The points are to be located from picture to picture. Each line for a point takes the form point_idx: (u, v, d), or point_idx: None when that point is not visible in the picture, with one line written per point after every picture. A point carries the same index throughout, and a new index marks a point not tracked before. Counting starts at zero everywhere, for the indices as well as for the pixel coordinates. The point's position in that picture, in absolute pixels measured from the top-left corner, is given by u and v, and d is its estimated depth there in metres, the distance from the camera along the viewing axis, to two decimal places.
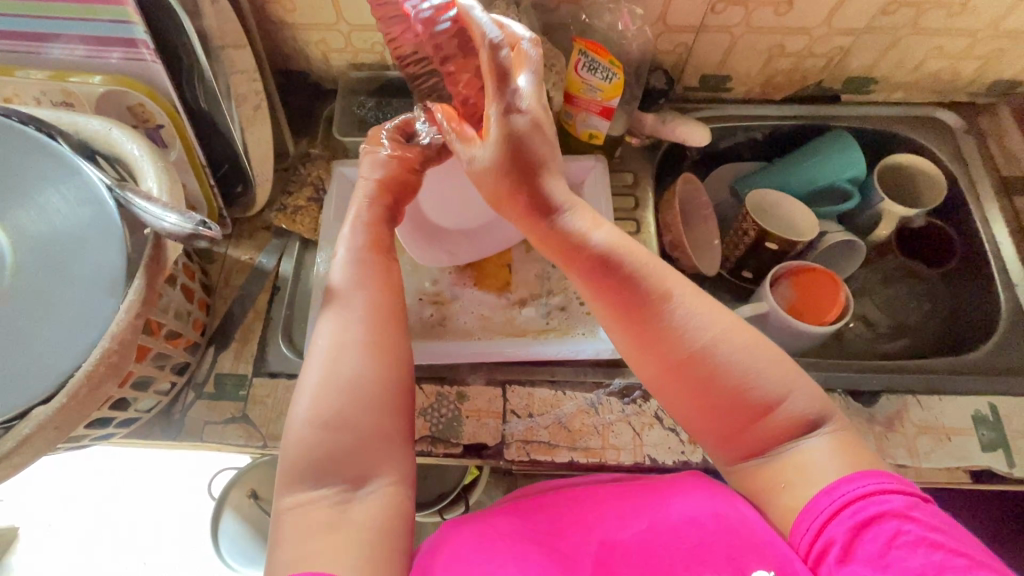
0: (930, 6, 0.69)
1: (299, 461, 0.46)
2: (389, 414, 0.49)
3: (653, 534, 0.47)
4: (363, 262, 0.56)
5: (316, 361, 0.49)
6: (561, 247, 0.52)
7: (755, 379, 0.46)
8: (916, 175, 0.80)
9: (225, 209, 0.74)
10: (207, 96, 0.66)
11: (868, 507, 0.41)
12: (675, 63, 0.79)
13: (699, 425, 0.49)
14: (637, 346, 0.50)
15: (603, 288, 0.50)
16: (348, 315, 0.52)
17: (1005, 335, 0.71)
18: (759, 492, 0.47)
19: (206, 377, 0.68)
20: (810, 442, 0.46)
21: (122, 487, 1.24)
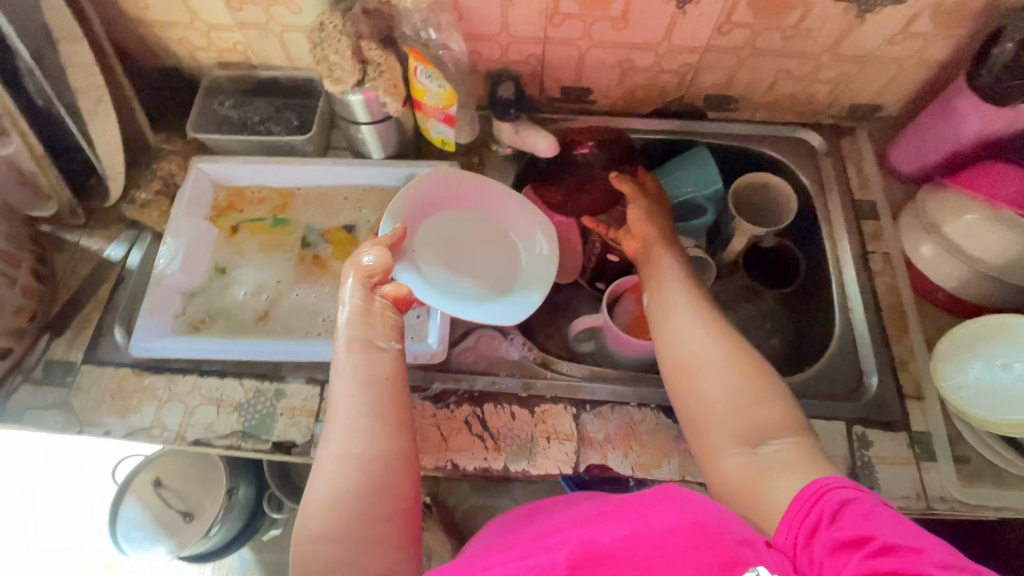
0: (763, 27, 0.69)
1: (313, 567, 0.48)
2: (388, 514, 0.50)
3: (639, 540, 0.43)
4: (363, 371, 0.57)
5: (320, 471, 0.52)
6: (664, 259, 0.68)
7: (730, 367, 0.55)
8: (771, 193, 0.80)
9: (77, 199, 0.76)
10: (41, 90, 0.68)
11: (845, 490, 0.44)
12: (531, 74, 0.79)
13: (689, 416, 0.56)
14: (675, 375, 0.57)
15: (695, 296, 0.62)
16: (360, 423, 0.54)
17: (831, 358, 0.71)
18: (750, 486, 0.49)
19: (36, 362, 0.70)
20: (781, 444, 0.50)
21: (32, 465, 1.27)
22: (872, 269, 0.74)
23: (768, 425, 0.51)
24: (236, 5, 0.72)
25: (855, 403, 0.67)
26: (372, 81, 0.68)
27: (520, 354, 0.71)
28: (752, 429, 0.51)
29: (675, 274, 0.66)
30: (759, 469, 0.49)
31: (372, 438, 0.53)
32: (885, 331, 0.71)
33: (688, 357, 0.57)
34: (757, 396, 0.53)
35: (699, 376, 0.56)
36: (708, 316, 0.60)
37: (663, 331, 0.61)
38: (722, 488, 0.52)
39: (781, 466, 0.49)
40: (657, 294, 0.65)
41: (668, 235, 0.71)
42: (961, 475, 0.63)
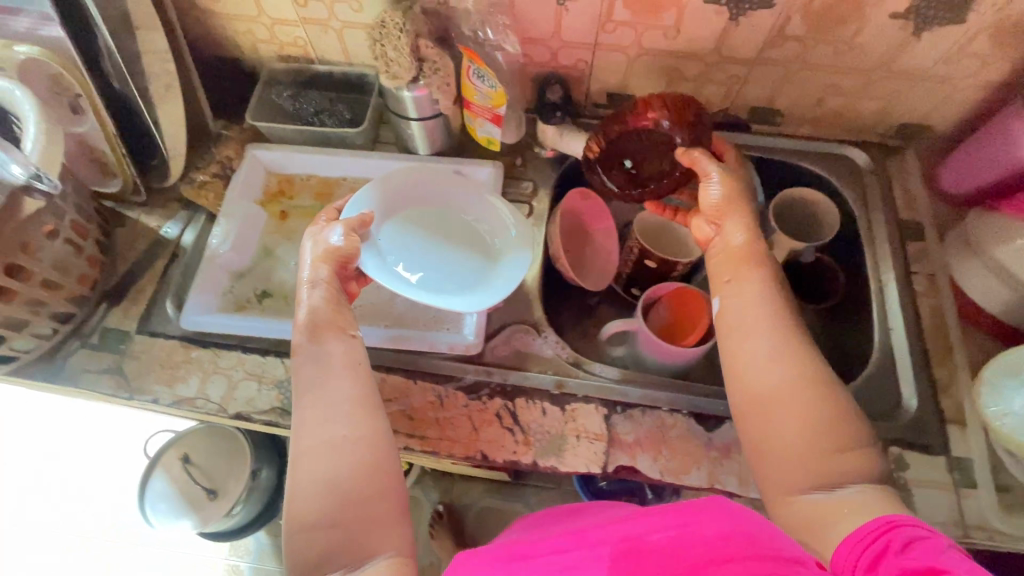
0: (816, 42, 0.69)
1: (303, 555, 0.49)
2: (375, 491, 0.51)
3: (682, 542, 0.41)
4: (320, 359, 0.59)
5: (299, 458, 0.53)
6: (738, 262, 0.62)
7: (814, 407, 0.51)
8: (813, 209, 0.80)
9: (140, 178, 0.80)
10: (117, 73, 0.71)
11: (917, 528, 0.42)
12: (578, 79, 0.81)
13: (760, 451, 0.52)
14: (749, 396, 0.54)
15: (771, 307, 0.57)
16: (339, 409, 0.55)
17: (870, 377, 0.70)
18: (805, 533, 0.48)
19: (93, 329, 0.73)
20: (852, 487, 0.48)
21: (67, 436, 1.31)
22: (916, 290, 0.73)
23: (843, 470, 0.49)
24: (302, 1, 0.76)
25: (892, 424, 0.66)
26: (427, 79, 0.71)
27: (553, 352, 0.72)
28: (823, 472, 0.49)
29: (760, 290, 0.59)
30: (824, 506, 0.48)
31: (355, 422, 0.54)
32: (925, 353, 0.70)
33: (769, 390, 0.53)
34: (838, 439, 0.50)
35: (770, 407, 0.52)
36: (792, 343, 0.55)
37: (745, 355, 0.55)
38: (783, 523, 0.50)
39: (852, 507, 0.47)
40: (741, 309, 0.58)
41: (750, 249, 0.62)
42: (1001, 504, 0.61)
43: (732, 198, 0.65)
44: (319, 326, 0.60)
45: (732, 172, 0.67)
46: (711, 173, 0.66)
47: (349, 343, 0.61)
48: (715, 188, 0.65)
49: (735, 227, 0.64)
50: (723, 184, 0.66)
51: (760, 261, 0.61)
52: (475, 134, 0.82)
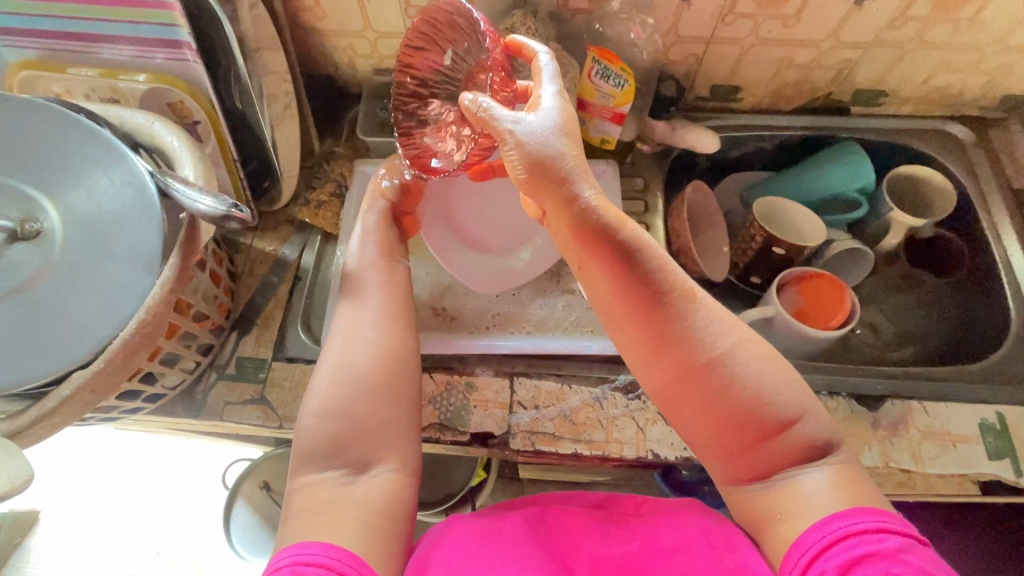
0: (937, 21, 0.71)
1: (310, 444, 0.50)
2: (397, 406, 0.53)
3: (647, 555, 0.53)
4: (369, 263, 0.61)
5: (327, 353, 0.54)
6: (581, 242, 0.51)
7: (771, 395, 0.48)
8: (927, 186, 0.81)
9: (253, 202, 0.78)
10: (240, 96, 0.70)
11: (858, 546, 0.43)
12: (686, 73, 0.81)
13: (699, 441, 0.51)
14: (651, 352, 0.50)
15: (621, 285, 0.50)
16: (370, 319, 0.56)
17: (1013, 345, 0.71)
18: (759, 515, 0.49)
19: (228, 359, 0.71)
20: (810, 472, 0.48)
21: (139, 474, 1.27)
22: None
23: (783, 456, 0.48)
24: (412, 13, 0.75)
25: None
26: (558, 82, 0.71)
27: None
28: (762, 459, 0.49)
29: (609, 283, 0.51)
30: (781, 491, 0.48)
31: (386, 327, 0.56)
32: None
33: (668, 387, 0.51)
34: (763, 427, 0.48)
35: (732, 376, 0.48)
36: (748, 335, 0.51)
37: (653, 352, 0.50)
38: (738, 509, 0.51)
39: (829, 488, 0.47)
40: (633, 306, 0.50)
41: (590, 225, 0.50)
42: None
43: (543, 166, 0.50)
44: (371, 241, 0.63)
45: (551, 113, 0.53)
46: (507, 120, 0.51)
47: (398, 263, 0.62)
48: (549, 154, 0.50)
49: (567, 210, 0.51)
50: (527, 159, 0.50)
51: (600, 226, 0.50)
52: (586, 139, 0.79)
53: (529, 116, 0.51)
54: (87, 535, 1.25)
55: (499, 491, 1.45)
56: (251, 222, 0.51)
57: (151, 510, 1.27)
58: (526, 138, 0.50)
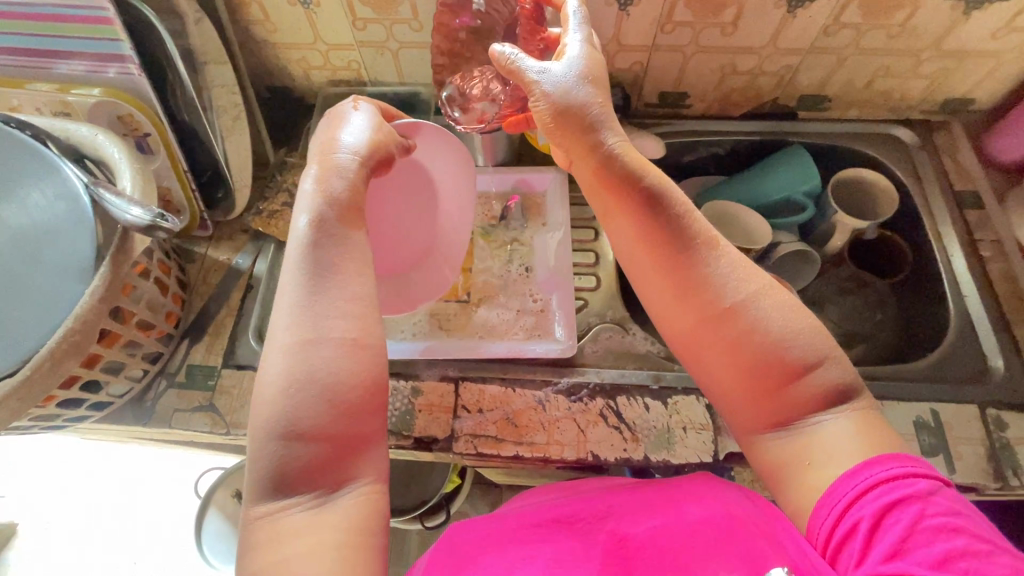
0: (870, 27, 0.72)
1: (268, 471, 0.45)
2: (360, 415, 0.47)
3: (664, 530, 0.50)
4: (336, 241, 0.52)
5: (273, 351, 0.48)
6: (605, 188, 0.53)
7: (795, 342, 0.46)
8: (872, 188, 0.82)
9: (206, 212, 0.79)
10: (189, 108, 0.71)
11: (891, 491, 0.42)
12: (632, 81, 0.83)
13: (722, 388, 0.49)
14: (673, 294, 0.50)
15: (646, 230, 0.51)
16: (323, 305, 0.49)
17: (951, 344, 0.72)
18: (778, 465, 0.47)
19: (178, 367, 0.72)
20: (827, 420, 0.46)
21: (112, 485, 1.27)
22: (983, 256, 0.76)
23: (803, 408, 0.46)
24: (360, 25, 0.77)
25: (983, 386, 0.68)
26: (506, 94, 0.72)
27: (645, 347, 0.74)
28: (780, 408, 0.47)
29: (629, 228, 0.52)
30: (796, 446, 0.46)
31: (351, 321, 0.49)
32: (1003, 315, 0.72)
33: (686, 330, 0.50)
34: (783, 374, 0.46)
35: (752, 325, 0.47)
36: (770, 285, 0.49)
37: (675, 294, 0.50)
38: (758, 462, 0.49)
39: (848, 437, 0.45)
40: (656, 248, 0.51)
41: (613, 170, 0.52)
42: None
43: (569, 115, 0.53)
44: (332, 215, 0.53)
45: (576, 60, 0.55)
46: (533, 71, 0.54)
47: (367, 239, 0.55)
48: (574, 98, 0.53)
49: (596, 155, 0.53)
50: (556, 102, 0.53)
51: (623, 173, 0.52)
52: (535, 143, 0.84)
53: (556, 66, 0.54)
54: (61, 547, 1.25)
55: (475, 496, 1.45)
56: (178, 231, 0.52)
57: (125, 519, 1.27)
58: (551, 89, 0.53)
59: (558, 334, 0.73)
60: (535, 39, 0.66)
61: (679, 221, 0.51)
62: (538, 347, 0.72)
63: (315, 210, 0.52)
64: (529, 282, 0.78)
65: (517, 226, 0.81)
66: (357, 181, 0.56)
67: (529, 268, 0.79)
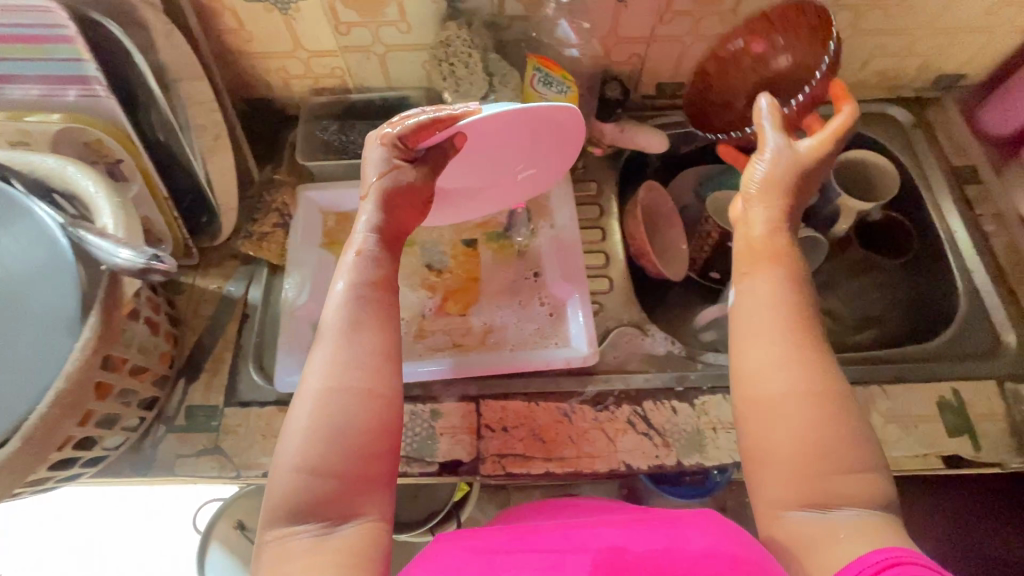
0: (868, 8, 0.71)
1: (281, 496, 0.42)
2: (383, 460, 0.44)
3: (668, 552, 0.41)
4: (365, 299, 0.50)
5: (303, 397, 0.45)
6: (751, 257, 0.53)
7: (806, 432, 0.45)
8: (873, 169, 0.82)
9: (191, 238, 0.74)
10: (164, 129, 0.65)
11: (922, 569, 0.36)
12: (630, 73, 0.80)
13: (752, 455, 0.47)
14: (797, 363, 0.47)
15: (779, 296, 0.50)
16: (354, 351, 0.47)
17: (964, 321, 0.73)
18: (797, 540, 0.43)
19: (177, 410, 0.67)
20: (847, 508, 0.43)
21: (102, 527, 1.20)
22: (986, 231, 0.77)
23: (846, 495, 0.43)
24: (344, 29, 0.72)
25: (999, 361, 0.69)
26: (498, 94, 0.68)
27: (666, 348, 0.71)
28: (819, 489, 0.43)
29: (768, 287, 0.51)
30: (820, 531, 0.42)
31: (370, 370, 0.46)
32: (1010, 288, 0.73)
33: (744, 397, 0.48)
34: (801, 461, 0.44)
35: (768, 407, 0.46)
36: (789, 372, 0.47)
37: (803, 357, 0.47)
38: (768, 537, 0.45)
39: (850, 524, 0.42)
40: (786, 316, 0.49)
41: (779, 242, 0.53)
42: None
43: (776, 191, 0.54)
44: (366, 269, 0.51)
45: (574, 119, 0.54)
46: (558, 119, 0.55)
47: (398, 298, 0.52)
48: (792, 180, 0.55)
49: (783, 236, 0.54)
50: (789, 189, 0.55)
51: (772, 244, 0.53)
52: None
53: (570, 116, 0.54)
54: None
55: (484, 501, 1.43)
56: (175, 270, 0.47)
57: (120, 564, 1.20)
58: (770, 168, 0.55)
59: (577, 339, 0.71)
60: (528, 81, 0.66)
61: (802, 295, 0.50)
62: (558, 358, 0.69)
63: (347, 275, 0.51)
64: (543, 289, 0.75)
65: (524, 231, 0.78)
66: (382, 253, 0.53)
67: (540, 273, 0.76)
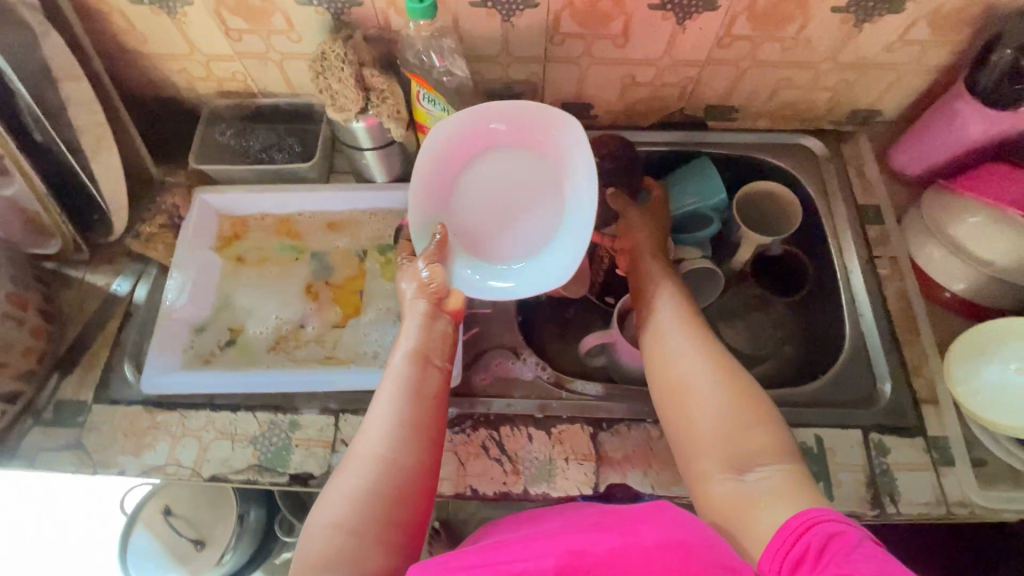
0: (763, 39, 0.70)
1: (316, 550, 0.47)
2: (402, 523, 0.49)
3: (623, 552, 0.41)
4: (409, 378, 0.57)
5: (348, 468, 0.52)
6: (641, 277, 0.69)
7: (723, 411, 0.54)
8: (778, 202, 0.80)
9: (81, 235, 0.75)
10: (43, 129, 0.67)
11: (833, 523, 0.43)
12: (532, 92, 0.79)
13: (681, 450, 0.56)
14: (686, 346, 0.59)
15: (682, 308, 0.64)
16: (398, 427, 0.54)
17: (844, 365, 0.71)
18: (726, 510, 0.50)
19: (46, 403, 0.69)
20: (768, 468, 0.50)
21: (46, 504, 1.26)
22: (881, 274, 0.75)
23: (755, 452, 0.51)
24: (236, 36, 0.71)
25: (870, 410, 0.67)
26: (375, 108, 0.68)
27: (534, 374, 0.71)
28: (737, 455, 0.51)
29: (665, 301, 0.65)
30: (744, 496, 0.49)
31: (407, 444, 0.53)
32: (895, 335, 0.71)
33: (671, 413, 0.57)
34: (733, 441, 0.52)
35: (693, 395, 0.56)
36: (715, 356, 0.58)
37: (695, 336, 0.60)
38: (709, 513, 0.51)
39: (768, 495, 0.48)
40: (684, 318, 0.62)
41: (660, 263, 0.70)
42: (978, 479, 0.63)
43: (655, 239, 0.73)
44: (417, 348, 0.59)
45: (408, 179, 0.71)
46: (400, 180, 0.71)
47: (440, 378, 0.59)
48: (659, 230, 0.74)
49: (666, 270, 0.69)
50: (657, 235, 0.74)
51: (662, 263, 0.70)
52: None
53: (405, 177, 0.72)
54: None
55: None
56: None
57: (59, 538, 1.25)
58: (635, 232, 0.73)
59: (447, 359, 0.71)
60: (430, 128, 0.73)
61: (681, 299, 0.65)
62: None
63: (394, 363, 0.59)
64: None
65: None
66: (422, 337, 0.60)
67: None
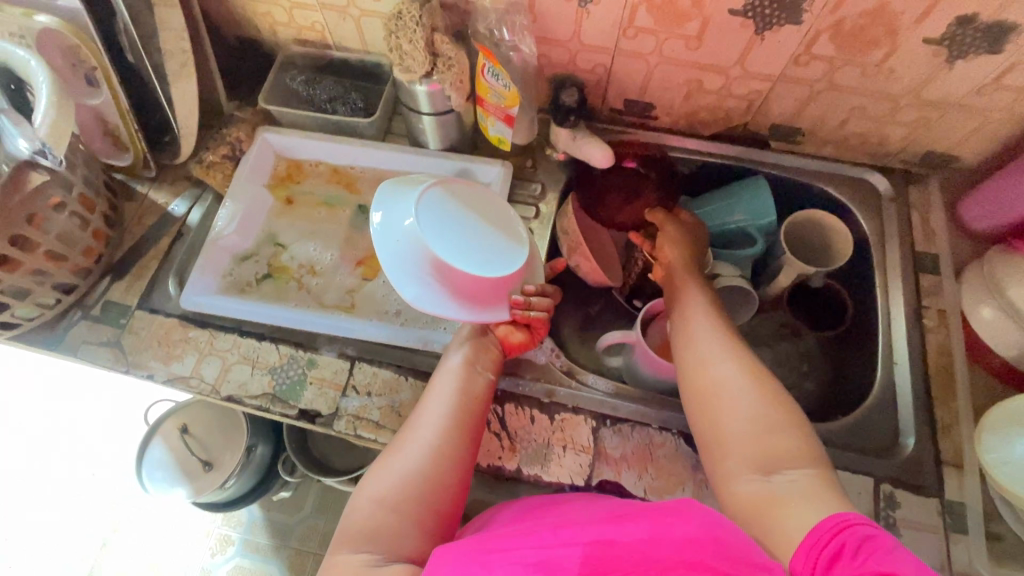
0: (843, 63, 0.67)
1: (358, 524, 0.53)
2: (437, 511, 0.54)
3: (653, 544, 0.42)
4: (457, 384, 0.62)
5: (397, 453, 0.57)
6: (678, 281, 0.69)
7: (752, 415, 0.53)
8: (828, 232, 0.77)
9: (151, 153, 0.80)
10: (134, 49, 0.71)
11: (866, 527, 0.42)
12: (595, 83, 0.79)
13: (706, 450, 0.55)
14: (717, 347, 0.59)
15: (715, 312, 0.63)
16: (442, 423, 0.59)
17: (867, 410, 0.69)
18: (755, 514, 0.48)
19: (96, 301, 0.74)
20: (796, 471, 0.49)
21: (85, 401, 1.36)
22: (925, 325, 0.71)
23: (783, 452, 0.50)
24: None
25: (886, 460, 0.64)
26: (440, 75, 0.69)
27: (547, 359, 0.71)
28: (764, 455, 0.51)
29: (701, 304, 0.64)
30: (769, 496, 0.48)
31: (446, 438, 0.58)
32: (928, 390, 0.68)
33: (699, 414, 0.56)
34: (764, 444, 0.51)
35: (725, 397, 0.55)
36: (744, 358, 0.58)
37: (726, 339, 0.60)
38: (734, 513, 0.51)
39: (794, 496, 0.47)
40: (718, 322, 0.62)
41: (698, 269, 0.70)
42: (990, 554, 0.60)
43: (696, 245, 0.73)
44: (470, 356, 0.64)
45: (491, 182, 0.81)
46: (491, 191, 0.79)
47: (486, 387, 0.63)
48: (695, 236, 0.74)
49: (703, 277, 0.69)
50: (693, 237, 0.74)
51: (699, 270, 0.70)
52: (486, 132, 0.82)
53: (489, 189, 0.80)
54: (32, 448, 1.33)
55: None
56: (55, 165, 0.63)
57: (90, 436, 1.34)
58: (674, 235, 0.73)
59: None
60: (495, 108, 0.74)
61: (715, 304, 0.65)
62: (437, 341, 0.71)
63: (443, 369, 0.64)
64: None
65: None
66: (468, 354, 0.64)
67: None
